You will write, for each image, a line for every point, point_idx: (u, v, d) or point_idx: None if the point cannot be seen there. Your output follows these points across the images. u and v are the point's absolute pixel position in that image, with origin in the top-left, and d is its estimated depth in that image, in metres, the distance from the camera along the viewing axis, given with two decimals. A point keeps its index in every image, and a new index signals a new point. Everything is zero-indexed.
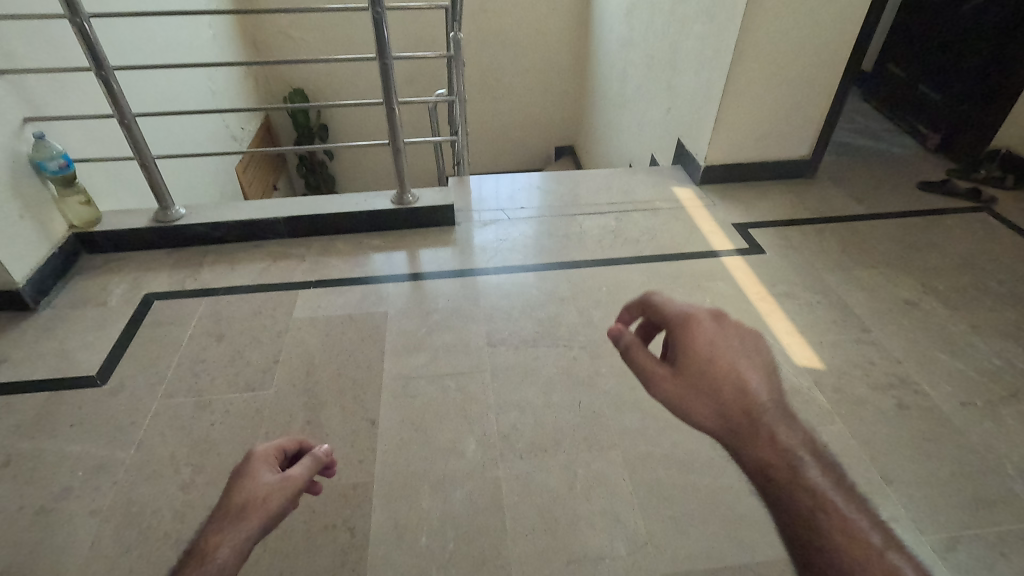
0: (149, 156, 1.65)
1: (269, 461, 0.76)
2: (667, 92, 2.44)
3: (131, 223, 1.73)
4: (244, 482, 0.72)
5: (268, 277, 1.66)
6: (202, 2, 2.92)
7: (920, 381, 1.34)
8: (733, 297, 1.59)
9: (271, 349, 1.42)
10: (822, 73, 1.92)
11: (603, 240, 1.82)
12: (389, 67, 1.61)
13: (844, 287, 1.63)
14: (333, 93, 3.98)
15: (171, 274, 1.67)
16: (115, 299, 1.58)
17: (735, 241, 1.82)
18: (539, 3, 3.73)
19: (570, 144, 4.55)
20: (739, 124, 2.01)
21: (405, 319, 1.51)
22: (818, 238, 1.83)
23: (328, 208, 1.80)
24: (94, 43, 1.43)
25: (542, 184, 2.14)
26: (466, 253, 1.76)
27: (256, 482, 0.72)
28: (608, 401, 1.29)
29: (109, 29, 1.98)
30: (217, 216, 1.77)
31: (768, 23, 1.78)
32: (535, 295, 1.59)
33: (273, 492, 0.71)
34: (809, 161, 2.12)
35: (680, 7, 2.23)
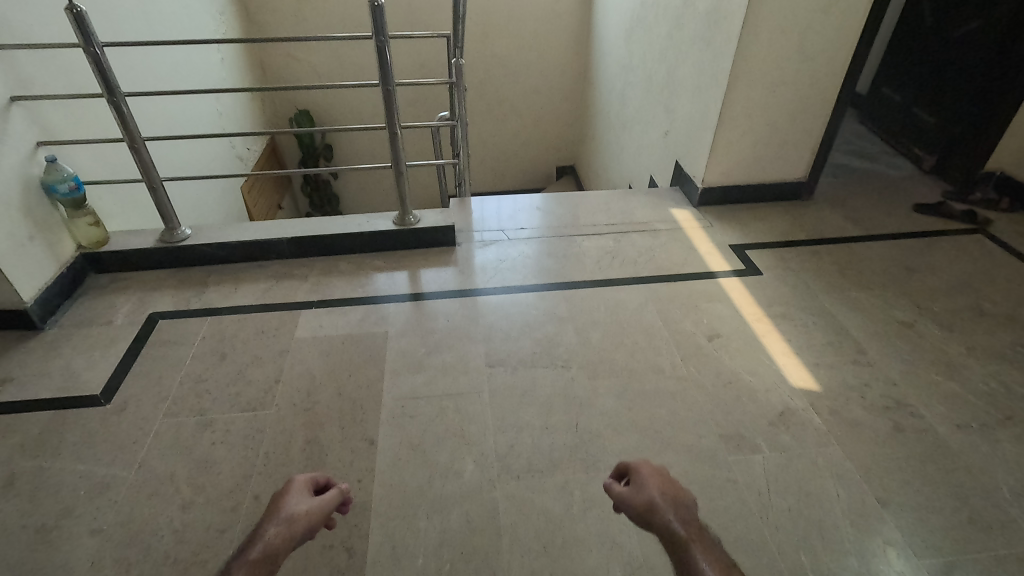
0: (157, 179, 1.69)
1: (305, 488, 0.95)
2: (665, 115, 2.48)
3: (138, 244, 1.76)
4: (288, 500, 0.91)
5: (271, 297, 1.69)
6: (211, 28, 3.00)
7: (915, 403, 1.35)
8: (730, 318, 1.60)
9: (272, 368, 1.44)
10: (816, 98, 1.96)
11: (602, 261, 1.84)
12: (392, 92, 1.65)
13: (840, 309, 1.64)
14: (339, 114, 4.05)
15: (175, 294, 1.70)
16: (121, 319, 1.61)
17: (732, 262, 1.84)
18: (540, 27, 3.81)
19: (571, 164, 4.60)
20: (735, 147, 2.05)
21: (405, 339, 1.53)
22: (814, 260, 1.85)
23: (331, 229, 1.83)
24: (107, 71, 1.48)
25: (542, 205, 2.17)
26: (466, 273, 1.79)
27: (296, 503, 0.91)
28: (605, 422, 1.30)
29: (121, 54, 2.04)
30: (222, 236, 1.80)
31: (762, 50, 1.82)
32: (534, 316, 1.61)
33: (311, 511, 0.90)
34: (806, 183, 2.15)
35: (678, 33, 2.28)
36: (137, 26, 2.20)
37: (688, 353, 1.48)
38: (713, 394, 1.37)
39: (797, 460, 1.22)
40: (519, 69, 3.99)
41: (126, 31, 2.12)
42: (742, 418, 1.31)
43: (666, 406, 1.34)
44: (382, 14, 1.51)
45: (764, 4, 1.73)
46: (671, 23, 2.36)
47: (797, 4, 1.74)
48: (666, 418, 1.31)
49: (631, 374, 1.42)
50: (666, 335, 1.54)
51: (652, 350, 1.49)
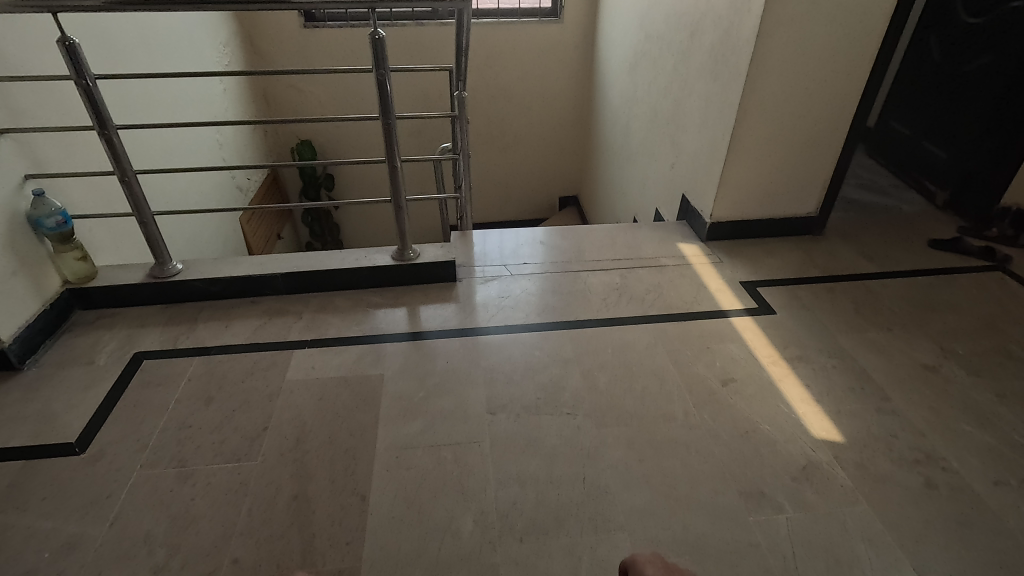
0: (148, 213, 1.63)
1: None
2: (671, 147, 2.44)
3: (127, 278, 1.70)
4: None
5: (263, 336, 1.61)
6: (215, 60, 3.00)
7: (947, 456, 1.26)
8: (744, 360, 1.52)
9: (260, 414, 1.36)
10: (826, 133, 1.92)
11: (608, 298, 1.77)
12: (392, 125, 1.61)
13: (859, 351, 1.56)
14: (341, 145, 4.04)
15: (163, 331, 1.63)
16: (104, 358, 1.53)
17: (744, 300, 1.77)
18: (543, 60, 3.84)
19: (575, 195, 4.59)
20: (744, 181, 1.99)
21: (402, 382, 1.45)
22: (829, 298, 1.78)
23: (327, 265, 1.77)
24: (100, 103, 1.44)
25: (545, 239, 2.11)
26: (467, 311, 1.72)
27: None
28: (615, 475, 1.21)
29: (119, 86, 2.02)
30: (213, 271, 1.74)
31: (771, 83, 1.79)
32: (538, 357, 1.53)
33: None
34: (817, 218, 2.10)
35: (684, 66, 2.26)
36: (137, 58, 2.18)
37: (701, 399, 1.40)
38: (730, 445, 1.28)
39: (824, 520, 1.13)
40: (522, 101, 3.99)
41: (126, 62, 2.10)
42: (761, 472, 1.22)
43: (678, 458, 1.25)
44: (382, 46, 1.47)
45: (772, 37, 1.70)
46: (676, 57, 2.34)
47: (805, 38, 1.72)
48: (680, 472, 1.22)
49: (641, 423, 1.33)
50: (678, 380, 1.46)
51: (663, 395, 1.41)
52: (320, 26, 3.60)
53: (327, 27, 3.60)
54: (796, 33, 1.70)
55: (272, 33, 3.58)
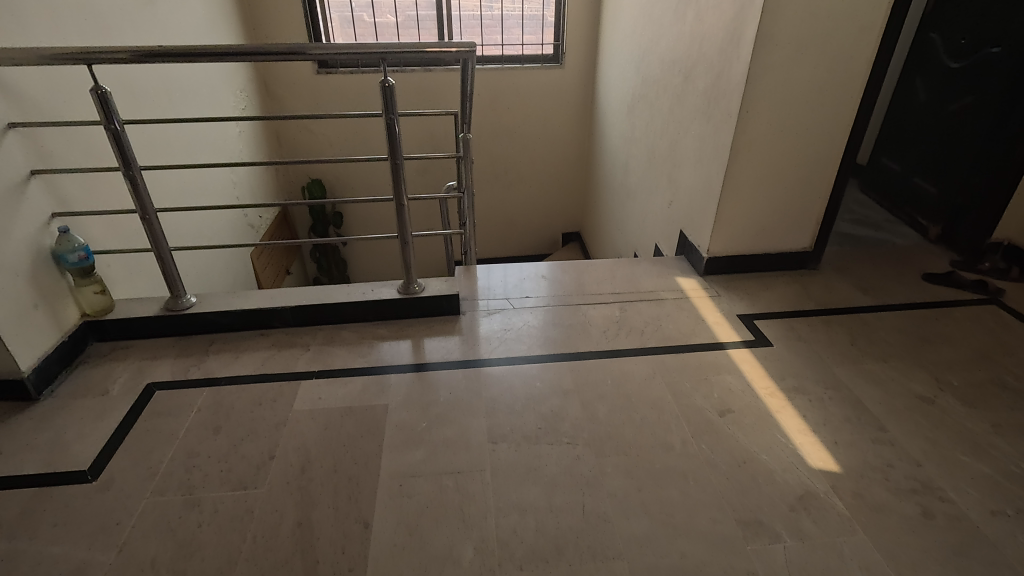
0: (166, 248, 1.70)
1: None
2: (668, 185, 2.53)
3: (142, 311, 1.76)
4: None
5: (271, 367, 1.66)
6: (232, 104, 3.15)
7: (944, 486, 1.27)
8: (741, 392, 1.55)
9: (267, 443, 1.39)
10: (816, 171, 1.99)
11: (608, 330, 1.82)
12: (399, 165, 1.69)
13: (855, 382, 1.59)
14: (350, 184, 4.16)
15: (174, 364, 1.68)
16: (118, 389, 1.58)
17: (741, 333, 1.80)
18: (546, 103, 3.99)
19: (578, 231, 4.65)
20: (739, 217, 2.05)
21: (406, 412, 1.49)
22: (825, 330, 1.81)
23: (334, 298, 1.82)
24: (126, 145, 1.53)
25: (547, 274, 2.17)
26: (471, 342, 1.76)
27: None
28: (613, 504, 1.23)
29: (143, 129, 2.13)
30: (225, 305, 1.80)
31: (761, 124, 1.88)
32: (539, 388, 1.57)
33: None
34: (812, 252, 2.15)
35: (679, 108, 2.37)
36: (160, 103, 2.31)
37: (699, 429, 1.42)
38: (727, 475, 1.29)
39: (821, 550, 1.13)
40: (526, 141, 4.13)
41: (150, 108, 2.23)
42: (759, 501, 1.23)
43: (677, 487, 1.27)
44: (392, 92, 1.57)
45: (760, 82, 1.80)
46: (672, 99, 2.45)
47: (792, 81, 1.81)
48: (678, 501, 1.23)
49: (640, 452, 1.36)
50: (676, 410, 1.48)
51: (662, 424, 1.44)
52: (332, 71, 3.77)
53: (339, 73, 3.78)
54: (783, 78, 1.80)
55: (287, 79, 3.75)
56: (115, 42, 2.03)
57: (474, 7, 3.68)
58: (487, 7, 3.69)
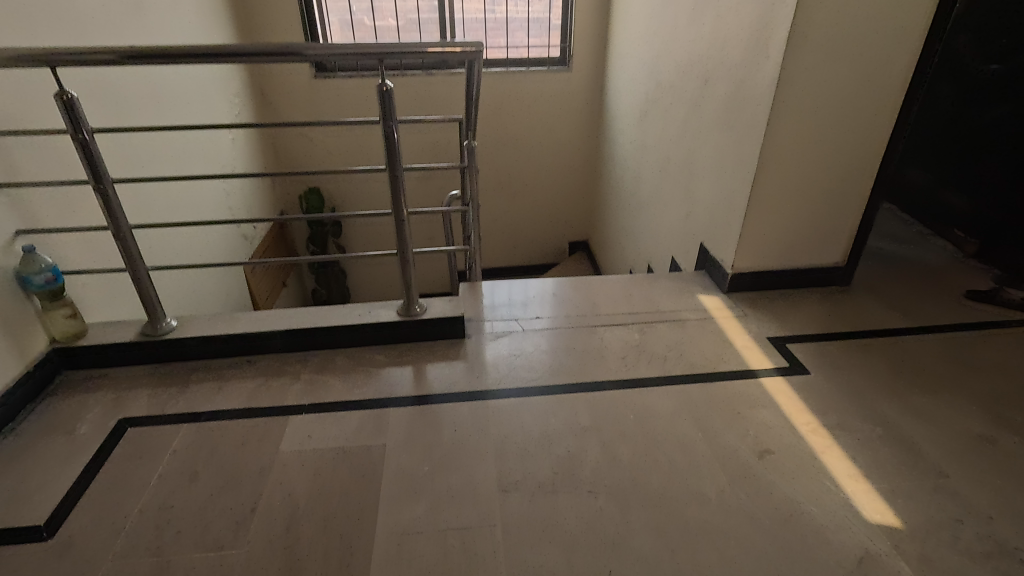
0: (142, 269, 1.55)
1: None
2: (685, 194, 2.37)
3: (117, 337, 1.60)
4: None
5: (257, 400, 1.50)
6: (225, 110, 3.01)
7: (1020, 547, 1.11)
8: (779, 430, 1.39)
9: (249, 493, 1.24)
10: (850, 182, 1.84)
11: (627, 357, 1.66)
12: (399, 177, 1.54)
13: (905, 418, 1.43)
14: (349, 192, 4.01)
15: (151, 396, 1.52)
16: (87, 427, 1.42)
17: (774, 359, 1.64)
18: (552, 107, 3.85)
19: (585, 240, 4.49)
20: (766, 232, 1.90)
21: (406, 454, 1.33)
22: (865, 357, 1.65)
23: (327, 322, 1.67)
24: (95, 157, 1.38)
25: (556, 292, 2.02)
26: (476, 371, 1.61)
27: None
28: (643, 569, 1.07)
29: (125, 138, 1.99)
30: (209, 329, 1.64)
31: (793, 130, 1.72)
32: (554, 425, 1.41)
33: None
34: (844, 269, 1.99)
35: (698, 112, 2.21)
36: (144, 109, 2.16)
37: (735, 476, 1.27)
38: (771, 533, 1.14)
39: None
40: (531, 147, 3.98)
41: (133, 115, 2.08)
42: (810, 566, 1.07)
43: (715, 547, 1.11)
44: (391, 97, 1.42)
45: (793, 84, 1.64)
46: (689, 103, 2.30)
47: (827, 84, 1.66)
48: (717, 565, 1.08)
49: (670, 504, 1.20)
50: (708, 453, 1.32)
51: (692, 470, 1.28)
52: (330, 77, 3.63)
53: (337, 77, 3.63)
54: (817, 81, 1.65)
55: (284, 84, 3.61)
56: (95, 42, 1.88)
57: (477, 9, 3.55)
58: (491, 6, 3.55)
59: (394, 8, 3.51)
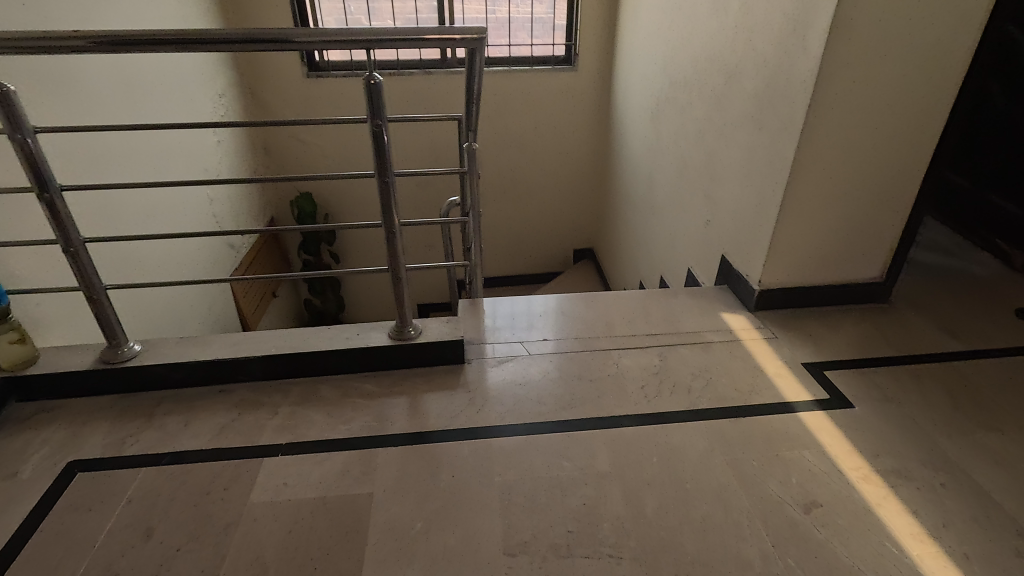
0: (100, 287, 1.36)
1: None
2: (704, 201, 2.19)
3: (71, 364, 1.42)
4: None
5: (229, 439, 1.32)
6: (210, 110, 2.83)
7: None
8: (827, 476, 1.21)
9: (212, 557, 1.06)
10: (892, 189, 1.66)
11: (647, 386, 1.48)
12: (390, 183, 1.36)
13: (969, 462, 1.25)
14: (344, 197, 3.84)
15: (107, 432, 1.34)
16: (30, 470, 1.24)
17: (813, 389, 1.46)
18: (557, 108, 3.67)
19: (592, 248, 4.31)
20: (799, 244, 1.72)
21: (397, 507, 1.15)
22: (916, 387, 1.47)
23: (311, 346, 1.49)
24: (39, 161, 1.19)
25: (566, 309, 1.84)
26: (478, 402, 1.42)
27: None
28: None
29: (78, 136, 1.81)
30: (177, 354, 1.46)
31: (836, 122, 1.53)
32: (567, 469, 1.23)
33: None
34: (882, 284, 1.81)
35: (720, 112, 2.03)
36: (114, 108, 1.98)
37: (780, 535, 1.08)
38: None
39: None
40: (534, 150, 3.80)
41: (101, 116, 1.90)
42: None
43: None
44: (380, 92, 1.24)
45: (834, 81, 1.47)
46: (710, 103, 2.12)
47: (872, 80, 1.48)
48: None
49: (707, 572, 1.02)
50: (747, 506, 1.14)
51: (730, 528, 1.10)
52: (324, 75, 3.44)
53: (331, 76, 3.45)
54: (861, 77, 1.47)
55: (274, 84, 3.44)
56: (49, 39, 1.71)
57: (479, 11, 3.40)
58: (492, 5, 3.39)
59: (393, 10, 3.36)
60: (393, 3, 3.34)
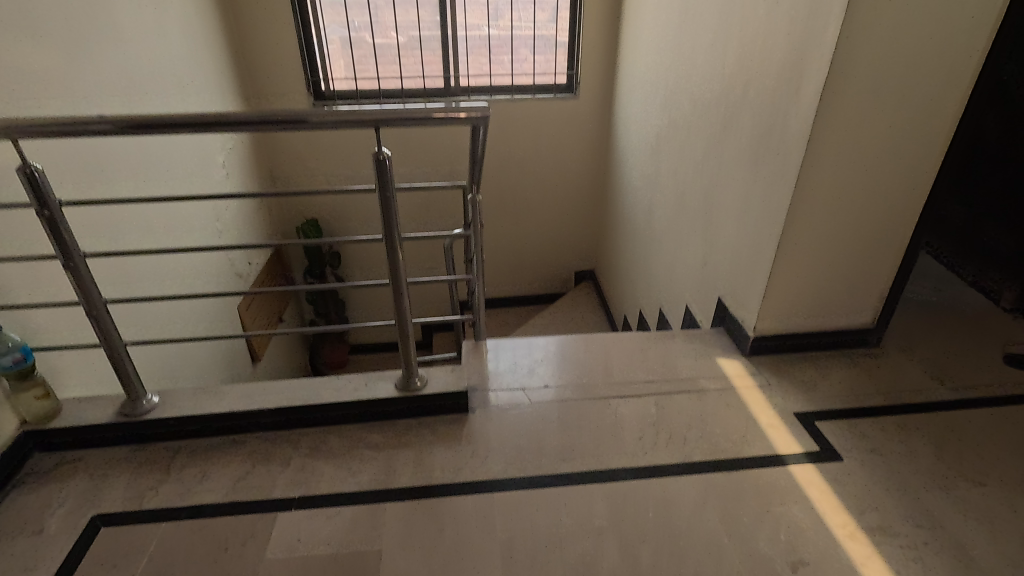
0: (119, 345, 1.43)
1: None
2: (702, 241, 2.24)
3: (91, 417, 1.48)
4: None
5: (243, 491, 1.38)
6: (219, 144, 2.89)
7: None
8: (814, 533, 1.27)
9: None
10: (883, 240, 1.71)
11: (644, 436, 1.53)
12: (397, 246, 1.41)
13: (951, 517, 1.30)
14: (349, 220, 3.90)
15: (128, 484, 1.41)
16: (56, 525, 1.31)
17: (803, 440, 1.52)
18: (559, 134, 3.73)
19: (592, 268, 4.37)
20: (792, 292, 1.77)
21: (404, 563, 1.21)
22: (903, 437, 1.52)
23: (320, 397, 1.55)
24: (63, 233, 1.25)
25: (566, 352, 1.90)
26: (481, 453, 1.48)
27: None
28: None
29: (95, 186, 1.87)
30: (192, 406, 1.52)
31: (827, 180, 1.59)
32: (566, 525, 1.29)
33: None
34: (873, 329, 1.86)
35: (717, 157, 2.09)
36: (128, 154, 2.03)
37: None
38: None
39: None
40: (536, 174, 3.86)
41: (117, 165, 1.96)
42: None
43: None
44: (387, 165, 1.29)
45: (824, 142, 1.53)
46: (707, 146, 2.17)
47: (862, 141, 1.54)
48: None
49: None
50: (736, 564, 1.20)
51: None
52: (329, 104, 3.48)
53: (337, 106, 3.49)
54: (851, 138, 1.53)
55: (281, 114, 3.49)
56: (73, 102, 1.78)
57: (481, 27, 3.41)
58: (494, 11, 3.38)
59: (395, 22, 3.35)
60: (395, 16, 3.34)
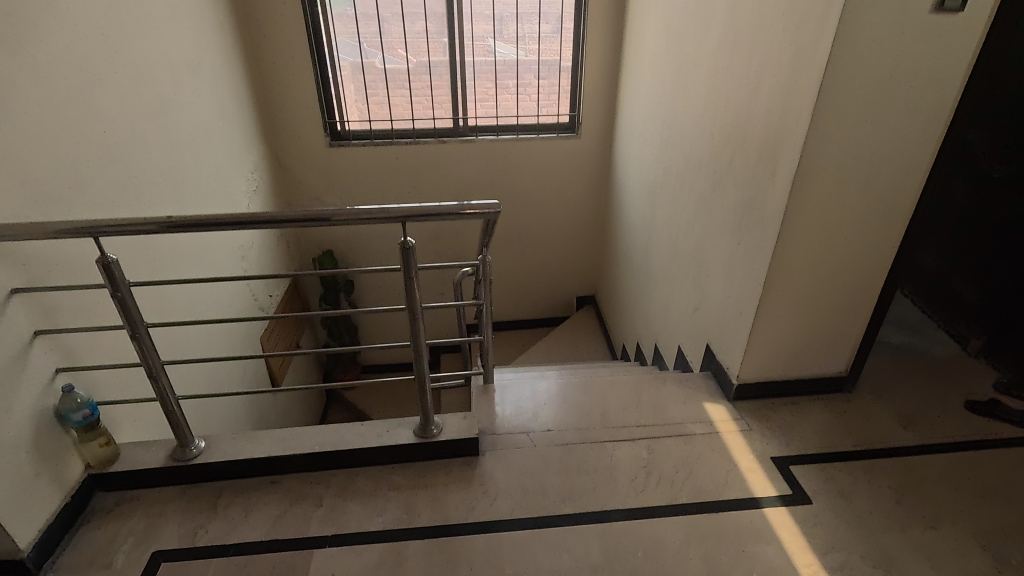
0: (173, 401, 1.62)
1: None
2: (693, 288, 2.43)
3: (147, 461, 1.68)
4: None
5: (283, 529, 1.57)
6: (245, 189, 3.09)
7: None
8: (783, 571, 1.45)
9: None
10: (854, 298, 1.89)
11: (636, 479, 1.72)
12: (418, 315, 1.60)
13: (904, 556, 1.48)
14: (362, 250, 4.10)
15: (181, 522, 1.60)
16: (122, 560, 1.50)
17: (778, 484, 1.70)
18: (561, 169, 3.92)
19: (592, 294, 4.56)
20: (772, 345, 1.95)
21: None
22: (868, 481, 1.70)
23: (348, 443, 1.74)
24: (131, 310, 1.45)
25: (567, 396, 2.09)
26: (491, 495, 1.67)
27: None
28: None
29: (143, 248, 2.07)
30: (235, 451, 1.72)
31: (801, 249, 1.77)
32: (566, 563, 1.47)
33: None
34: (846, 376, 2.05)
35: (707, 214, 2.27)
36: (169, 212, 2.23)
37: None
38: None
39: None
40: (540, 206, 4.05)
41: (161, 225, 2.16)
42: None
43: None
44: (412, 252, 1.48)
45: (798, 218, 1.71)
46: (698, 202, 2.35)
47: (833, 216, 1.72)
48: None
49: None
50: None
51: None
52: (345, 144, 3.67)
53: (352, 144, 3.68)
54: (823, 214, 1.71)
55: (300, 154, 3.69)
56: (129, 176, 1.98)
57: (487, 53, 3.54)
58: (499, 24, 3.46)
59: (402, 36, 3.44)
60: (403, 27, 3.41)
